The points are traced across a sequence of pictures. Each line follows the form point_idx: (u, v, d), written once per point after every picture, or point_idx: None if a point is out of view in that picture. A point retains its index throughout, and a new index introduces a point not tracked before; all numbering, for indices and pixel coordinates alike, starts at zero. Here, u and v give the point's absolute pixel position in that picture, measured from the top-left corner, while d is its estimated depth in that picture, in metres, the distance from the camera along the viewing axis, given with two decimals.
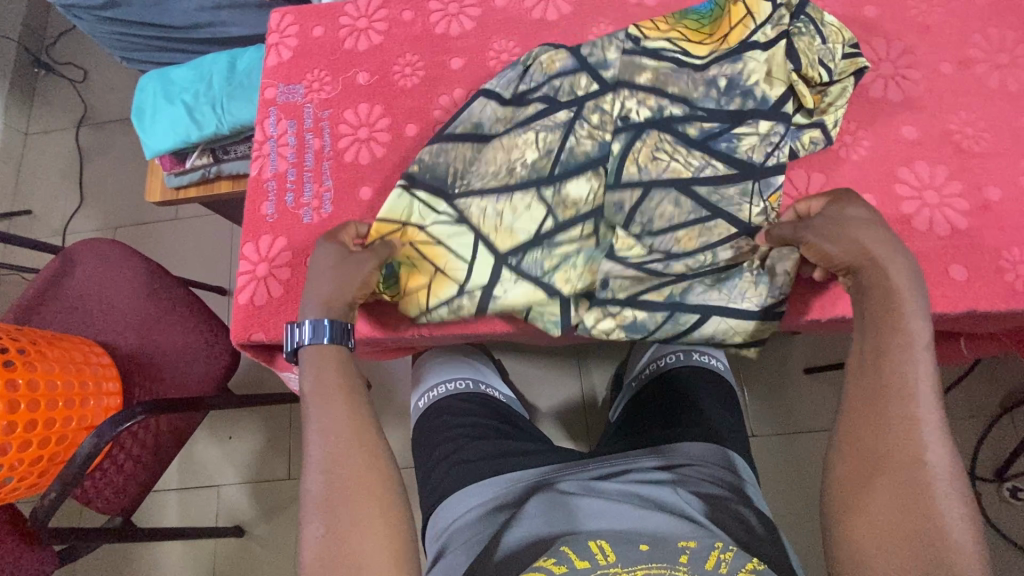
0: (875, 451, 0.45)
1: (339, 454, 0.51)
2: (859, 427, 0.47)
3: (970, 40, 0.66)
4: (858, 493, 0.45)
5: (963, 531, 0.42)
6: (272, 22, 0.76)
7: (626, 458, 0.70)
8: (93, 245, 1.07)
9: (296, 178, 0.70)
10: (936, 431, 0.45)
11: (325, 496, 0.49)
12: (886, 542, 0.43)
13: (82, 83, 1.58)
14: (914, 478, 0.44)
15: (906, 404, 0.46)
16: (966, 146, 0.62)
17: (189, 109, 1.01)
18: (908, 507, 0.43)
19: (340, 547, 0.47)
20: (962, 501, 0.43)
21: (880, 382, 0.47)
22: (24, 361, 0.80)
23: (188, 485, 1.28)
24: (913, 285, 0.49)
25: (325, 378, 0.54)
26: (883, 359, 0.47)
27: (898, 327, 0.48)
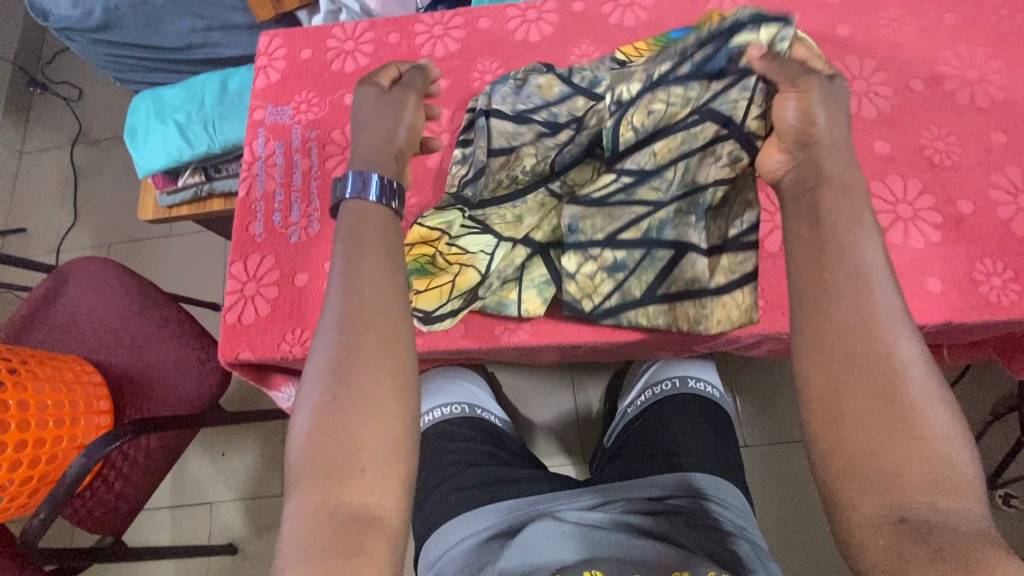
0: (845, 345, 0.40)
1: (369, 312, 0.45)
2: (819, 325, 0.41)
3: (941, 57, 0.67)
4: (828, 395, 0.40)
5: (939, 416, 0.38)
6: (261, 44, 0.78)
7: (620, 485, 0.71)
8: (86, 264, 1.07)
9: (284, 198, 0.71)
10: (898, 313, 0.40)
11: (338, 358, 0.43)
12: (867, 442, 0.38)
13: (78, 102, 1.60)
14: (883, 373, 0.39)
15: (864, 294, 0.41)
16: (938, 160, 0.63)
17: (181, 128, 1.02)
18: (883, 404, 0.38)
19: (339, 418, 0.42)
20: (933, 387, 0.39)
21: (836, 271, 0.42)
22: (15, 382, 0.80)
23: (181, 503, 1.28)
24: (846, 171, 0.45)
25: (364, 235, 0.48)
26: (831, 254, 0.43)
27: (836, 222, 0.43)
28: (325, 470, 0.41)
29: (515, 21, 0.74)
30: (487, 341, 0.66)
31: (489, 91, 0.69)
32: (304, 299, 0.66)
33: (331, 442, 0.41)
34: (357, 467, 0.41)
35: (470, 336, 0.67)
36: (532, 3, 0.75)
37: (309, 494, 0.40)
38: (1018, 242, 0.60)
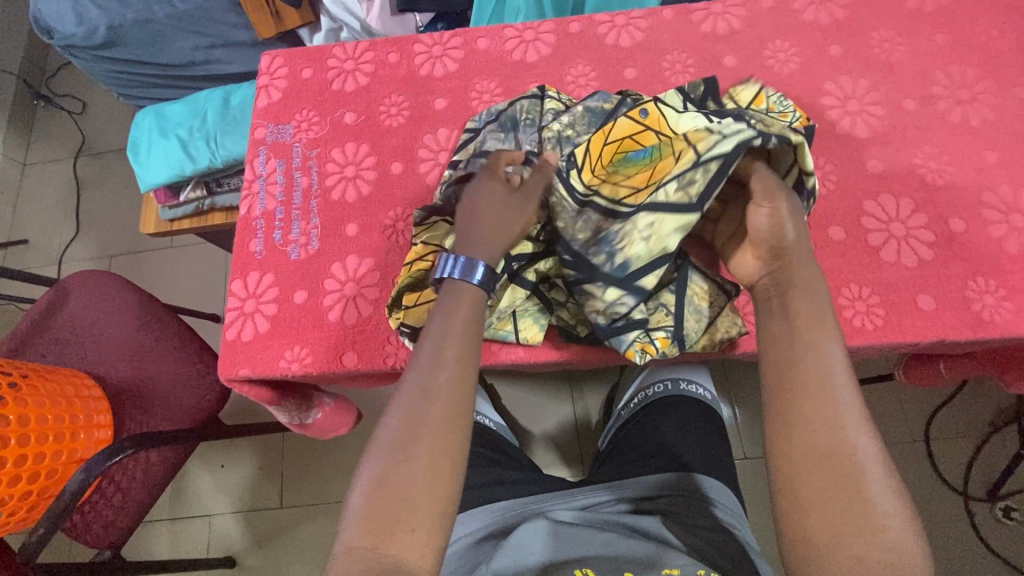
0: (810, 440, 0.43)
1: (442, 385, 0.49)
2: (787, 417, 0.45)
3: (933, 77, 0.68)
4: (794, 486, 0.43)
5: (895, 509, 0.41)
6: (263, 64, 0.79)
7: (613, 489, 0.71)
8: (87, 277, 1.08)
9: (284, 216, 0.72)
10: (857, 412, 0.44)
11: (408, 421, 0.47)
12: (829, 530, 0.41)
13: (81, 115, 1.61)
14: (846, 466, 0.42)
15: (825, 393, 0.44)
16: (931, 179, 0.64)
17: (183, 143, 1.04)
18: (845, 496, 0.42)
19: (398, 477, 0.45)
20: (890, 478, 0.42)
21: (801, 372, 0.45)
22: (16, 396, 0.80)
23: (180, 515, 1.27)
24: (809, 275, 0.49)
25: (458, 315, 0.52)
26: (797, 352, 0.46)
27: (799, 323, 0.47)
28: (377, 521, 0.44)
29: (513, 42, 0.76)
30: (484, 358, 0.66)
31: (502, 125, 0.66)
32: (303, 315, 0.67)
33: (388, 499, 0.44)
34: (406, 527, 0.44)
35: None
36: (529, 24, 0.76)
37: (356, 543, 0.43)
38: (1011, 261, 0.60)
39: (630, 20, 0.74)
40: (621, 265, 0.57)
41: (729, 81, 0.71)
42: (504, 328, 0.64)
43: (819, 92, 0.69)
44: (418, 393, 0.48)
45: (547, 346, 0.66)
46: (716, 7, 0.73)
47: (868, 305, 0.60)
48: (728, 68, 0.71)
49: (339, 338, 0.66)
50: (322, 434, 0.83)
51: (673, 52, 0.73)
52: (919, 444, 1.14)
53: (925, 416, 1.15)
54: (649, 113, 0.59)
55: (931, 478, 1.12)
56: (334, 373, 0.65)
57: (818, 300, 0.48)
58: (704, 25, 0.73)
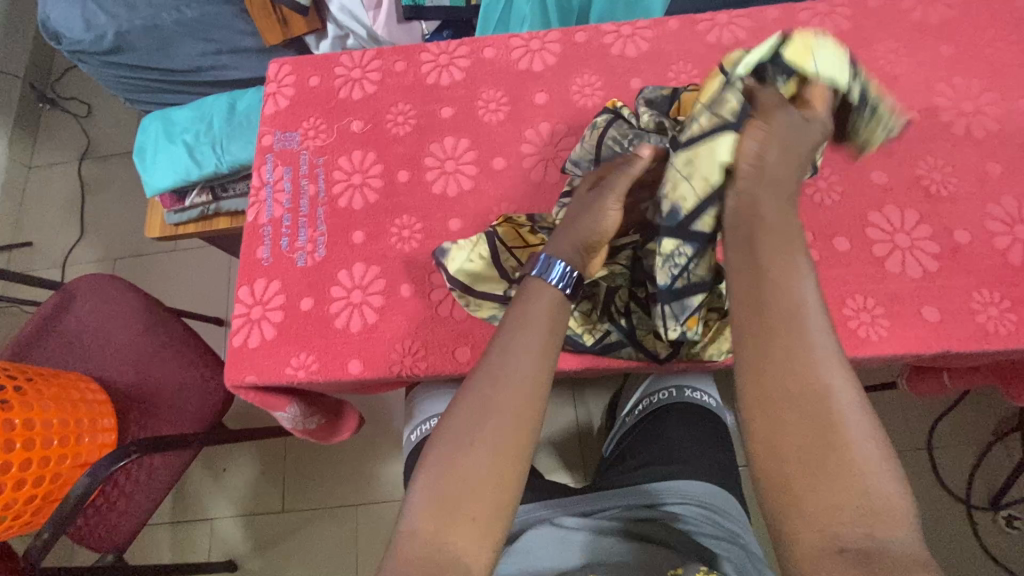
0: (779, 381, 0.41)
1: (521, 374, 0.47)
2: (756, 356, 0.42)
3: (937, 89, 0.69)
4: (763, 429, 0.40)
5: (869, 444, 0.39)
6: (270, 72, 0.80)
7: (617, 494, 0.71)
8: (93, 281, 1.08)
9: (291, 223, 0.72)
10: (831, 349, 0.41)
11: (478, 409, 0.46)
12: (798, 472, 0.38)
13: (87, 118, 1.62)
14: (818, 404, 0.39)
15: (795, 329, 0.42)
16: (935, 191, 0.64)
17: (190, 148, 1.04)
18: (815, 436, 0.39)
19: (466, 464, 0.44)
20: (864, 416, 0.39)
21: (772, 312, 0.42)
22: (22, 400, 0.81)
23: (182, 518, 1.27)
24: (775, 208, 0.47)
25: (545, 309, 0.51)
26: (768, 287, 0.43)
27: (766, 259, 0.44)
28: (436, 511, 0.43)
29: (519, 51, 0.76)
30: None
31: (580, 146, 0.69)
32: (309, 322, 0.67)
33: (454, 484, 0.43)
34: (463, 516, 0.43)
35: None
36: (535, 34, 0.76)
37: (419, 530, 0.42)
38: (1014, 272, 0.61)
39: (635, 30, 0.75)
40: (671, 211, 0.53)
41: None
42: None
43: None
44: (488, 379, 0.47)
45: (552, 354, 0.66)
46: (721, 18, 0.74)
47: (873, 315, 0.60)
48: None
49: (345, 345, 0.66)
50: (326, 438, 0.83)
51: (678, 62, 0.73)
52: (921, 452, 1.14)
53: (928, 424, 1.15)
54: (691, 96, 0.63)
55: (933, 486, 1.12)
56: (339, 381, 0.65)
57: (789, 234, 0.45)
58: (709, 36, 0.73)
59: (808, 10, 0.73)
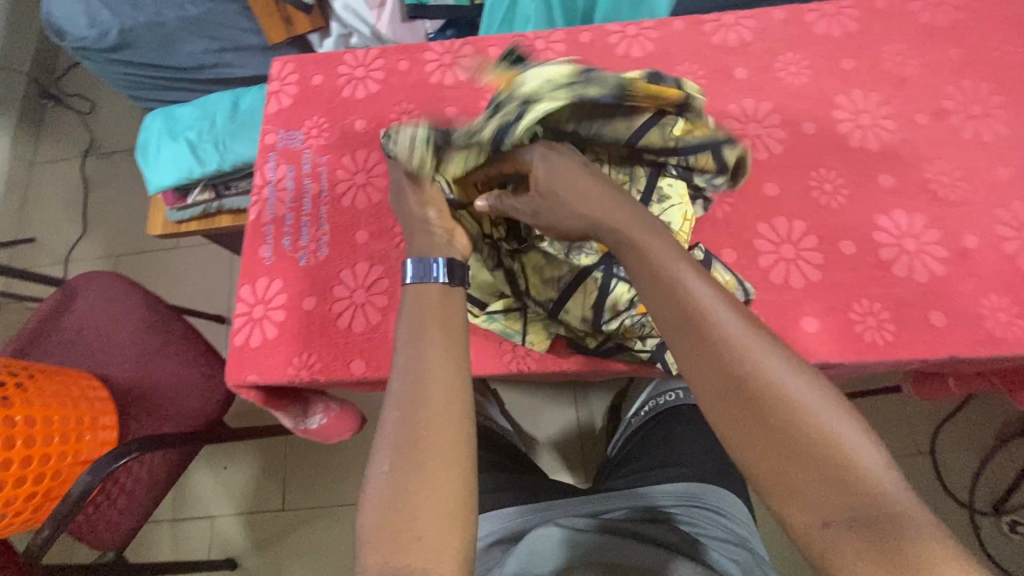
0: (724, 388, 0.42)
1: (434, 390, 0.48)
2: (694, 373, 0.44)
3: (945, 92, 0.68)
4: (730, 434, 0.42)
5: (828, 416, 0.41)
6: (273, 70, 0.79)
7: (628, 497, 0.72)
8: (95, 278, 1.08)
9: (293, 222, 0.72)
10: (752, 343, 0.43)
11: (401, 425, 0.47)
12: (770, 463, 0.40)
13: (90, 115, 1.62)
14: (760, 397, 0.42)
15: (712, 331, 0.44)
16: (943, 195, 0.64)
17: (192, 146, 1.04)
18: (771, 429, 0.41)
19: (407, 487, 0.45)
20: (811, 390, 0.42)
21: (691, 327, 0.44)
22: (23, 397, 0.80)
23: (182, 516, 1.27)
24: (642, 218, 0.49)
25: (436, 313, 0.52)
26: (676, 298, 0.45)
27: (662, 270, 0.46)
28: (389, 528, 0.44)
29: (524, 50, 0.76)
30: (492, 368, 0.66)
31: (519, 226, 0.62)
32: (312, 321, 0.67)
33: (401, 510, 0.44)
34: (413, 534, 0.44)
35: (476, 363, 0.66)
36: (540, 33, 0.76)
37: (373, 561, 0.43)
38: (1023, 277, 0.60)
39: (641, 30, 0.74)
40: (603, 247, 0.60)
41: (740, 92, 0.70)
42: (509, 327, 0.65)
43: (831, 105, 0.69)
44: (406, 401, 0.48)
45: (556, 355, 0.66)
46: (727, 19, 0.73)
47: (879, 320, 0.60)
48: (739, 79, 0.71)
49: (347, 345, 0.66)
50: (326, 438, 0.82)
51: (684, 63, 0.72)
52: (924, 456, 1.14)
53: (931, 428, 1.15)
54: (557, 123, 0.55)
55: (936, 491, 1.11)
56: (341, 381, 0.65)
57: (665, 238, 0.48)
58: (716, 36, 0.73)
59: (815, 11, 0.73)
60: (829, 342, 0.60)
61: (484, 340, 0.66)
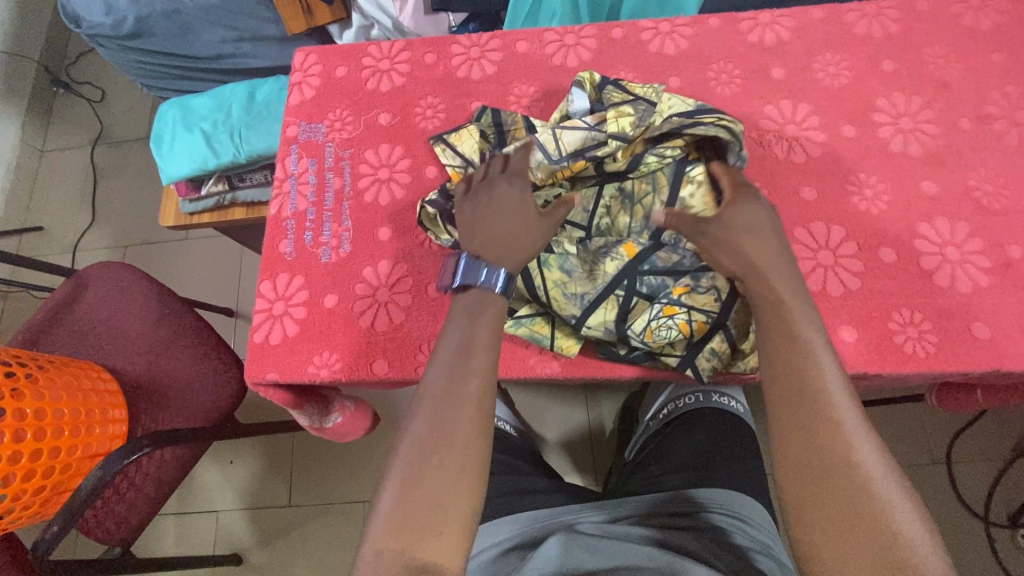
0: (811, 455, 0.45)
1: (471, 393, 0.50)
2: (789, 435, 0.47)
3: (989, 97, 0.66)
4: (802, 502, 0.45)
5: (905, 519, 0.42)
6: (296, 60, 0.77)
7: (649, 504, 0.68)
8: (106, 268, 1.07)
9: (315, 217, 0.70)
10: (856, 426, 0.46)
11: (436, 427, 0.48)
12: (832, 539, 0.43)
13: (100, 103, 1.60)
14: (846, 475, 0.44)
15: (825, 404, 0.47)
16: (987, 203, 0.62)
17: (207, 137, 1.02)
18: (848, 509, 0.43)
19: (428, 487, 0.46)
20: (897, 489, 0.44)
21: (802, 392, 0.48)
22: (34, 389, 0.79)
23: (188, 510, 1.26)
24: (795, 291, 0.53)
25: (482, 320, 0.53)
26: (796, 369, 0.49)
27: (798, 339, 0.50)
28: (407, 525, 0.45)
29: (554, 46, 0.74)
30: (518, 371, 0.64)
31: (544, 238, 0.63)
32: (333, 319, 0.65)
33: (420, 505, 0.46)
34: (434, 532, 0.45)
35: (501, 366, 0.65)
36: (569, 28, 0.74)
37: (387, 547, 0.44)
38: None
39: (674, 28, 0.72)
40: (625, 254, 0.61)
41: (776, 92, 0.68)
42: (536, 333, 0.63)
43: (870, 108, 0.67)
44: (445, 398, 0.49)
45: (583, 360, 0.64)
46: (764, 17, 0.71)
47: (920, 331, 0.58)
48: (776, 80, 0.69)
49: (370, 344, 0.64)
50: (341, 437, 0.80)
51: (719, 62, 0.70)
52: (940, 466, 1.12)
53: (947, 438, 1.13)
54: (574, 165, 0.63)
55: (953, 502, 1.10)
56: (364, 381, 0.64)
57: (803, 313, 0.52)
58: (752, 35, 0.71)
59: (855, 11, 0.71)
60: (868, 352, 0.58)
61: (510, 342, 0.65)
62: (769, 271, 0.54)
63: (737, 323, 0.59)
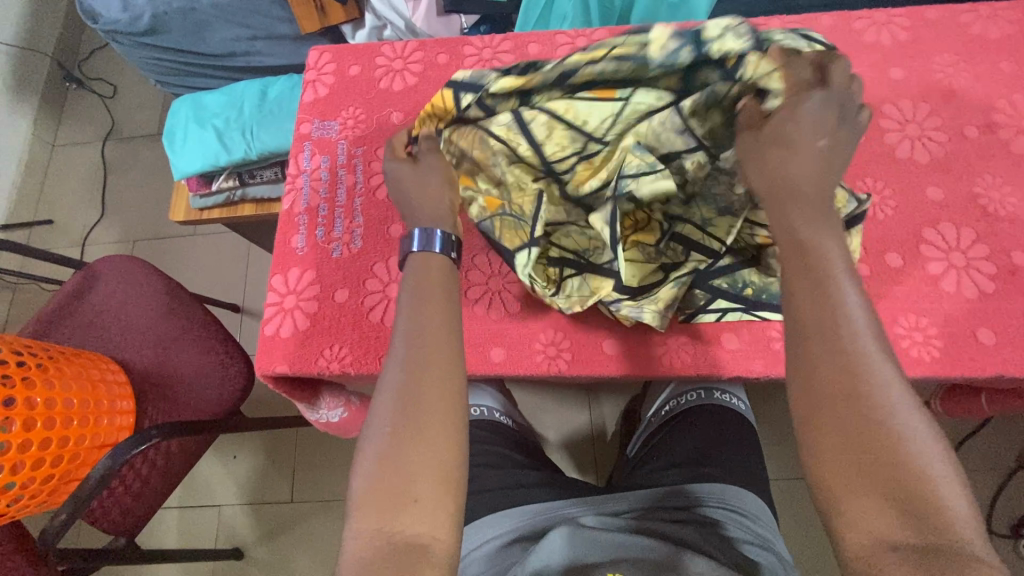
0: (830, 388, 0.41)
1: (426, 356, 0.48)
2: (807, 366, 0.42)
3: (996, 105, 0.67)
4: (816, 439, 0.41)
5: (931, 457, 0.39)
6: (310, 59, 0.78)
7: (650, 497, 0.68)
8: (115, 261, 1.08)
9: (327, 214, 0.71)
10: (879, 354, 0.41)
11: (399, 392, 0.47)
12: (847, 476, 0.39)
13: (112, 99, 1.62)
14: (865, 404, 0.40)
15: (845, 330, 0.42)
16: (992, 210, 0.63)
17: (219, 133, 1.03)
18: (866, 444, 0.39)
19: (402, 453, 0.45)
20: (919, 418, 0.40)
21: (820, 318, 0.42)
22: (44, 378, 0.80)
23: (191, 503, 1.27)
24: (812, 218, 0.46)
25: (429, 282, 0.53)
26: (818, 290, 0.43)
27: (813, 261, 0.44)
28: (384, 495, 0.44)
29: (565, 48, 0.75)
30: (525, 368, 0.65)
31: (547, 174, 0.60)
32: (343, 314, 0.66)
33: (395, 475, 0.44)
34: (409, 499, 0.44)
35: (510, 362, 0.65)
36: (581, 31, 0.75)
37: (367, 524, 0.43)
38: None
39: None
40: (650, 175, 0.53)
41: None
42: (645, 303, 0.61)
43: (878, 114, 0.68)
44: (405, 363, 0.48)
45: (590, 358, 0.65)
46: (774, 23, 0.72)
47: (925, 335, 0.59)
48: None
49: (378, 339, 0.65)
50: (344, 432, 0.81)
51: None
52: None
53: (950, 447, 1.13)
54: (451, 106, 0.59)
55: None
56: (372, 375, 0.65)
57: (822, 231, 0.45)
58: None
59: (864, 19, 0.71)
60: None
61: (519, 340, 0.66)
62: (801, 188, 0.47)
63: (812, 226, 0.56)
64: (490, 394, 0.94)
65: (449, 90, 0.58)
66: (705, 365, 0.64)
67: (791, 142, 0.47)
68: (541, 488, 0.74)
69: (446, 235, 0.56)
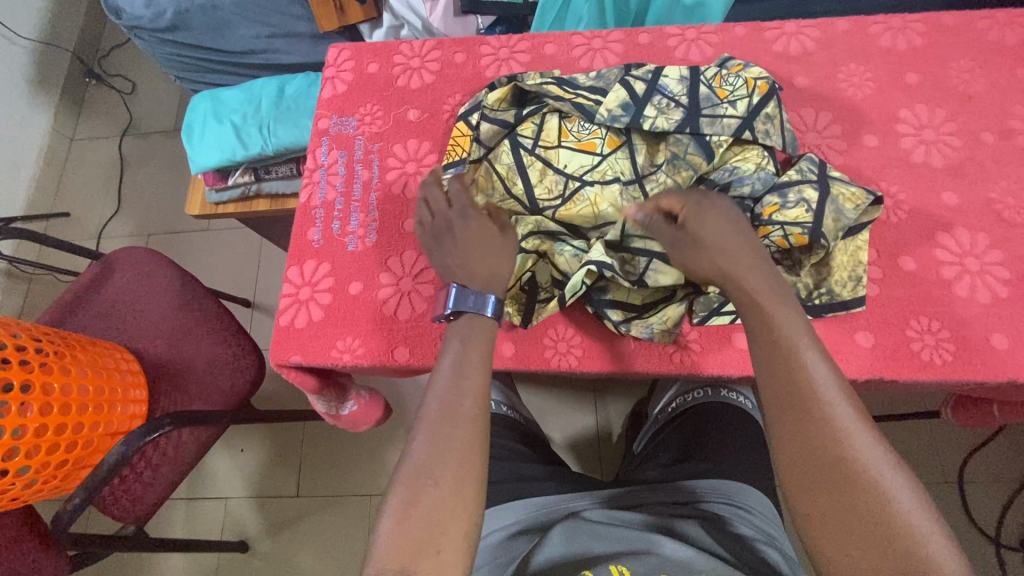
0: (813, 453, 0.45)
1: (465, 413, 0.51)
2: (785, 433, 0.46)
3: (1012, 111, 0.67)
4: (805, 500, 0.44)
5: (912, 512, 0.42)
6: (329, 56, 0.80)
7: (655, 493, 0.68)
8: (131, 254, 1.10)
9: (343, 207, 0.72)
10: (852, 418, 0.45)
11: (433, 444, 0.50)
12: (836, 539, 0.42)
13: (131, 95, 1.65)
14: (846, 468, 0.43)
15: (816, 397, 0.46)
16: (1008, 216, 0.62)
17: (236, 129, 1.05)
18: (851, 506, 0.43)
19: (429, 499, 0.47)
20: (897, 478, 0.43)
21: (793, 389, 0.47)
22: (61, 365, 0.81)
23: (198, 495, 1.28)
24: (772, 287, 0.52)
25: (473, 350, 0.55)
26: (786, 363, 0.48)
27: (780, 338, 0.49)
28: (411, 539, 0.46)
29: (581, 49, 0.76)
30: (535, 364, 0.66)
31: (537, 191, 0.66)
32: (356, 306, 0.67)
33: (418, 524, 0.46)
34: (432, 549, 0.46)
35: (520, 358, 0.66)
36: (597, 32, 0.76)
37: (387, 565, 0.45)
38: None
39: (700, 35, 0.74)
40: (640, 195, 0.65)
41: (798, 101, 0.69)
42: (654, 321, 0.64)
43: (893, 118, 0.68)
44: (443, 418, 0.51)
45: (600, 354, 0.66)
46: (790, 27, 0.72)
47: (937, 338, 0.59)
48: (799, 89, 0.70)
49: (391, 332, 0.66)
50: (354, 427, 0.81)
51: None
52: (952, 485, 1.11)
53: (958, 458, 1.12)
54: (462, 136, 0.71)
55: (963, 523, 1.08)
56: (385, 367, 0.65)
57: (785, 305, 0.51)
58: (778, 44, 0.72)
59: (881, 23, 0.71)
60: (885, 359, 0.59)
61: (529, 335, 0.66)
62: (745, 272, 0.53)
63: (834, 235, 0.58)
64: (496, 387, 0.94)
65: (461, 122, 0.71)
66: (715, 364, 0.64)
67: (717, 243, 0.55)
68: (549, 485, 0.74)
69: (500, 301, 0.58)
